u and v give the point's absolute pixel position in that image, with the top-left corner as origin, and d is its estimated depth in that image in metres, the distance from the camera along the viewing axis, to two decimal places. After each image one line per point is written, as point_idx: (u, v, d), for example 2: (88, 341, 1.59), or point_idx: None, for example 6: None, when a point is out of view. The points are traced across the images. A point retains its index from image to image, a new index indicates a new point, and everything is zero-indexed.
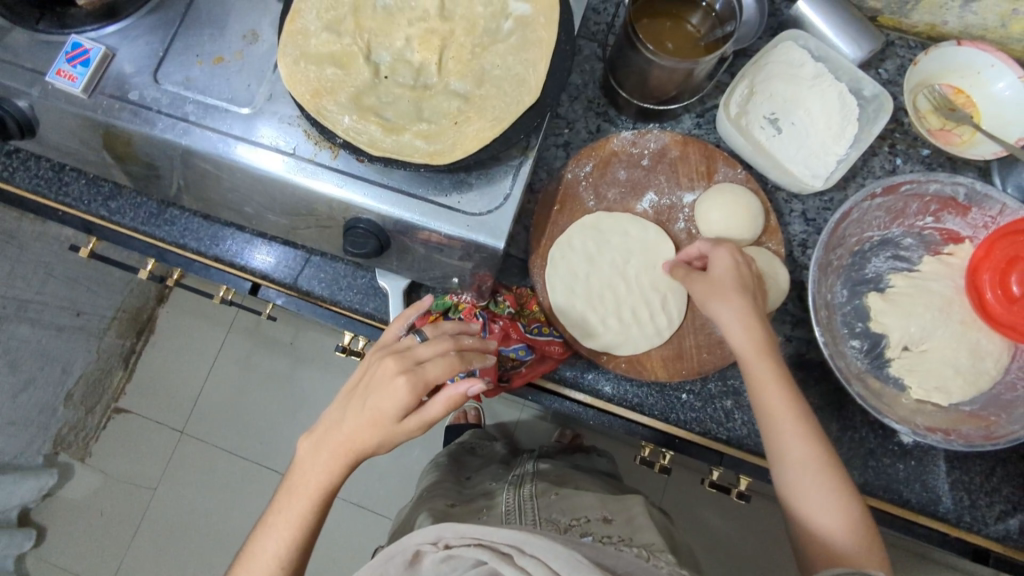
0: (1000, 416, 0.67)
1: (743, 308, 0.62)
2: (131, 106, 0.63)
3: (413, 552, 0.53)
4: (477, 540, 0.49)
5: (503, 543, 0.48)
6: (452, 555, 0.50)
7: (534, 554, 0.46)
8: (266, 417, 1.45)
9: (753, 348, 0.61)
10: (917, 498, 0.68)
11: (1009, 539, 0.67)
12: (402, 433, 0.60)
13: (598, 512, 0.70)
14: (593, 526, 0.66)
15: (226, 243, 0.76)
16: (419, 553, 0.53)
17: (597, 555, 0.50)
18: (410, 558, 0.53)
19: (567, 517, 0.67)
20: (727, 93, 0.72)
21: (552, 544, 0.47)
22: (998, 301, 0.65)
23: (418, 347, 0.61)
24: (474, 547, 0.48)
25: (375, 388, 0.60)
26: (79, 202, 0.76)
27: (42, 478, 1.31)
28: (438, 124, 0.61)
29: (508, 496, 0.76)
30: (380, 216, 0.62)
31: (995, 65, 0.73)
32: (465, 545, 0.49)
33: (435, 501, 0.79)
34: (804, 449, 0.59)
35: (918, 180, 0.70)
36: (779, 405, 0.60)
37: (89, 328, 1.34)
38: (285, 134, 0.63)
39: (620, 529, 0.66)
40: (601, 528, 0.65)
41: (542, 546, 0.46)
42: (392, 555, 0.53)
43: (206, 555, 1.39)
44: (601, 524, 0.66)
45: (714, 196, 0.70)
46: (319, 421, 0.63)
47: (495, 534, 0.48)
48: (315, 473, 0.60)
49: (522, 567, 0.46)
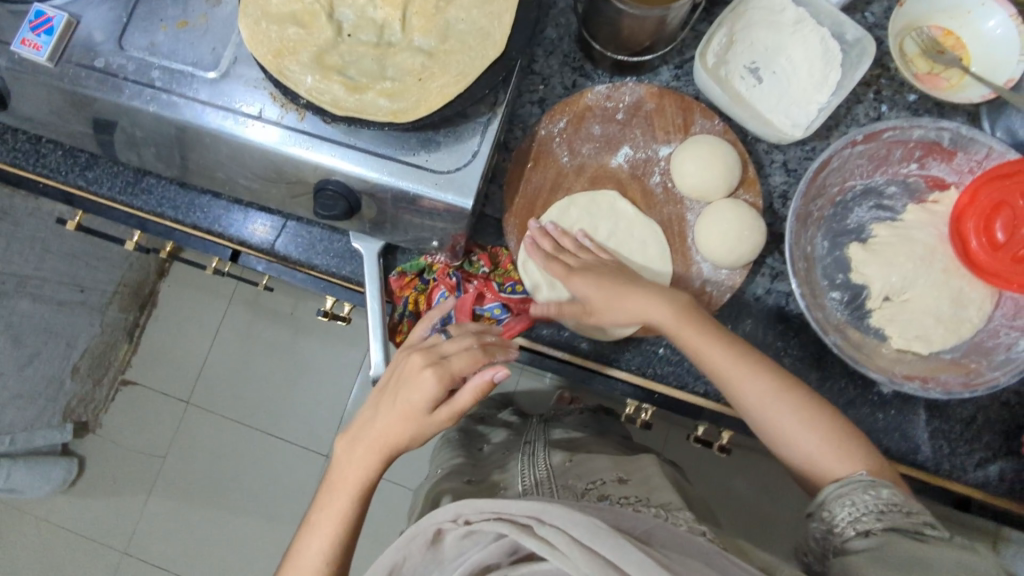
0: (981, 363, 0.66)
1: (643, 300, 0.63)
2: (98, 74, 0.63)
3: (433, 532, 0.51)
4: (495, 513, 0.47)
5: (520, 514, 0.46)
6: (473, 530, 0.49)
7: (554, 524, 0.44)
8: (270, 385, 1.48)
9: (673, 320, 0.62)
10: (897, 448, 0.67)
11: (988, 485, 0.66)
12: (433, 426, 0.61)
13: (612, 473, 0.71)
14: (608, 487, 0.68)
15: (203, 210, 0.76)
16: (439, 531, 0.52)
17: (618, 520, 0.50)
18: (431, 537, 0.52)
19: (583, 482, 0.68)
20: (706, 42, 0.70)
21: (571, 512, 0.45)
22: (982, 249, 0.64)
23: (444, 342, 0.63)
24: (493, 521, 0.46)
25: (403, 384, 0.61)
26: (57, 173, 0.76)
27: (51, 436, 1.38)
28: (401, 82, 0.60)
29: (521, 467, 0.75)
30: (350, 177, 0.62)
31: (985, 5, 0.70)
32: (484, 519, 0.48)
33: (452, 479, 0.78)
34: (764, 388, 0.60)
35: (901, 126, 0.68)
36: (723, 359, 0.61)
37: (90, 303, 1.37)
38: (252, 97, 0.63)
39: (635, 488, 0.68)
40: (619, 489, 0.67)
41: (563, 516, 0.44)
42: (414, 535, 0.52)
43: (219, 521, 1.44)
44: (617, 485, 0.68)
45: (690, 146, 0.68)
46: (354, 419, 0.64)
47: (513, 505, 0.46)
48: (352, 469, 0.62)
49: (542, 537, 0.44)
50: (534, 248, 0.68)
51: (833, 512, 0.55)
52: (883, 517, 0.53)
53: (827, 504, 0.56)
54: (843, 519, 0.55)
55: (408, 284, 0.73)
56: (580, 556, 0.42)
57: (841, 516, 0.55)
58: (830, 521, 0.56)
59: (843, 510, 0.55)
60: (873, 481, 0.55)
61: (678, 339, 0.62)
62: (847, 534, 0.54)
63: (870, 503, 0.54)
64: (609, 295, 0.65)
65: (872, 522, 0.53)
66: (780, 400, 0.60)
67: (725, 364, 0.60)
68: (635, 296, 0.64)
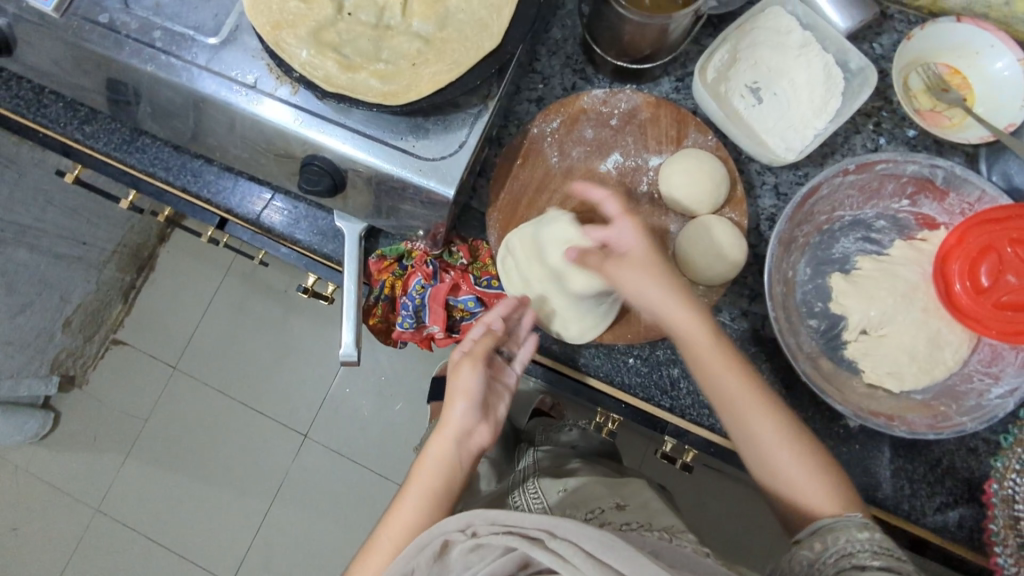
0: (950, 406, 0.65)
1: (665, 288, 0.62)
2: (101, 29, 0.64)
3: (441, 544, 0.52)
4: (507, 527, 0.49)
5: (532, 528, 0.47)
6: (480, 544, 0.49)
7: (565, 538, 0.45)
8: (256, 358, 1.48)
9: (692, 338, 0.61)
10: (857, 483, 0.67)
11: (946, 531, 0.65)
12: (458, 374, 0.66)
13: (611, 499, 0.70)
14: (609, 514, 0.67)
15: (194, 174, 0.77)
16: (447, 544, 0.52)
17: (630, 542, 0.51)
18: (438, 549, 0.52)
19: (582, 511, 0.68)
20: (706, 57, 0.70)
21: (584, 526, 0.46)
22: (966, 292, 0.63)
23: None
24: (503, 534, 0.48)
25: None
26: (56, 124, 0.77)
27: (37, 387, 1.39)
28: (395, 65, 0.60)
29: (514, 497, 0.74)
30: (336, 154, 0.63)
31: (994, 46, 0.69)
32: (494, 532, 0.49)
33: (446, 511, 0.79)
34: (769, 425, 0.60)
35: (895, 160, 0.68)
36: (733, 387, 0.60)
37: (89, 259, 1.38)
38: (249, 66, 0.63)
39: (636, 514, 0.67)
40: (617, 517, 0.66)
41: (575, 530, 0.45)
42: (423, 546, 0.52)
43: (193, 489, 1.45)
44: (617, 512, 0.67)
45: (679, 160, 0.67)
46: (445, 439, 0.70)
47: (526, 519, 0.48)
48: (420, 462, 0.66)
49: (554, 551, 0.45)
50: (588, 185, 0.64)
51: (827, 543, 0.55)
52: (880, 556, 0.53)
53: (818, 535, 0.56)
54: (836, 552, 0.55)
55: (386, 268, 0.72)
56: (592, 569, 0.43)
57: (835, 549, 0.55)
58: (821, 552, 0.55)
59: (836, 545, 0.55)
60: (867, 523, 0.56)
61: (694, 359, 0.61)
62: (840, 565, 0.54)
63: (865, 543, 0.54)
64: (650, 259, 0.63)
65: (868, 558, 0.53)
66: (783, 446, 0.60)
67: (733, 390, 0.60)
68: (660, 284, 0.62)
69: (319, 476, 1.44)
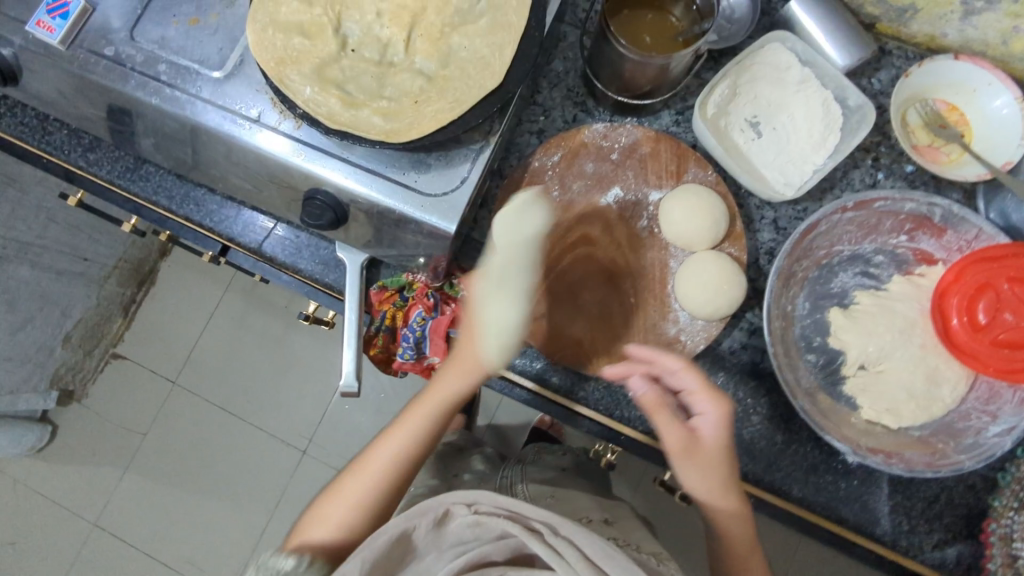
0: (948, 444, 0.66)
1: (730, 472, 0.62)
2: (107, 61, 0.64)
3: (441, 512, 0.54)
4: (510, 512, 0.52)
5: (534, 519, 0.50)
6: (479, 521, 0.53)
7: (565, 537, 0.48)
8: (255, 374, 1.48)
9: (731, 523, 0.63)
10: (855, 519, 0.67)
11: (944, 567, 0.66)
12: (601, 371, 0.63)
13: (599, 514, 0.71)
14: (594, 525, 0.67)
15: (198, 204, 0.78)
16: (447, 513, 0.54)
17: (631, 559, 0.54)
18: (438, 516, 0.54)
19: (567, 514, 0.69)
20: (706, 92, 0.70)
21: (587, 531, 0.48)
22: (963, 328, 0.63)
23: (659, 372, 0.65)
24: (507, 518, 0.51)
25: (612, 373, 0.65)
26: (60, 151, 0.78)
27: (36, 401, 1.39)
28: (398, 103, 0.61)
29: None
30: (339, 189, 0.63)
31: (992, 84, 0.70)
32: (497, 514, 0.52)
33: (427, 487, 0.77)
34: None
35: (894, 197, 0.69)
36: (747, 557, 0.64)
37: (89, 274, 1.39)
38: (253, 101, 0.64)
39: (618, 531, 0.68)
40: (607, 530, 0.67)
41: (576, 531, 0.48)
42: (421, 512, 0.53)
43: (190, 504, 1.45)
44: (602, 524, 0.68)
45: (678, 196, 0.68)
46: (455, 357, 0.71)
47: (529, 510, 0.51)
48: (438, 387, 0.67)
49: (551, 545, 0.48)
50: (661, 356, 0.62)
51: None
52: None
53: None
54: None
55: (387, 298, 0.73)
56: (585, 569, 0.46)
57: None
58: None
59: None
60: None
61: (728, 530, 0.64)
62: None
63: None
64: (725, 442, 0.62)
65: None
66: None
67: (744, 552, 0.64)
68: (723, 468, 0.62)
69: (314, 495, 1.42)
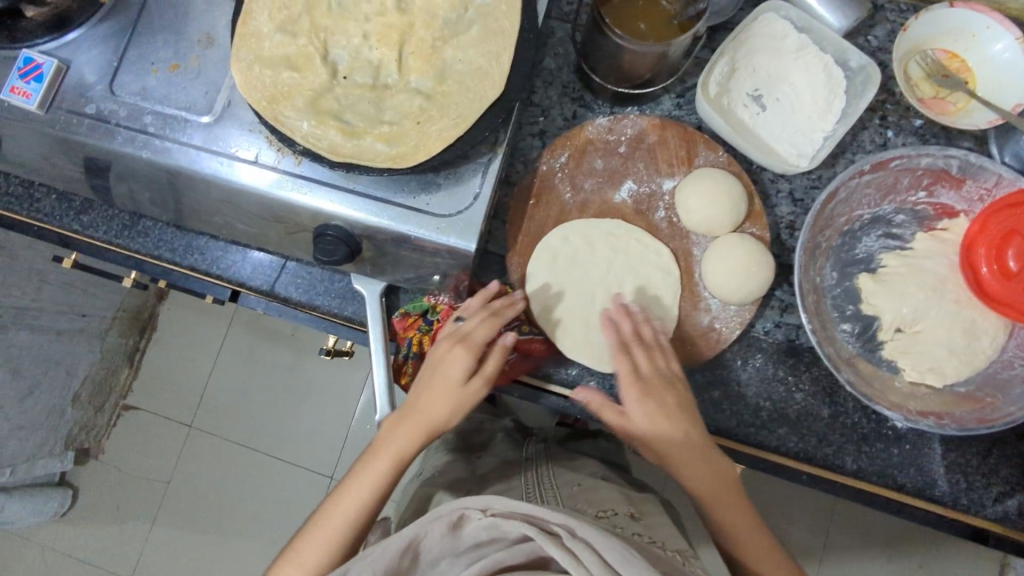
0: (996, 397, 0.65)
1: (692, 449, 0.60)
2: (90, 120, 0.62)
3: (456, 516, 0.50)
4: (525, 515, 0.47)
5: (553, 523, 0.46)
6: (495, 524, 0.48)
7: (585, 540, 0.44)
8: (272, 407, 1.46)
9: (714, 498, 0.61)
10: (912, 483, 0.66)
11: (1008, 520, 0.65)
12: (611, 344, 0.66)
13: (625, 508, 0.69)
14: (620, 518, 0.65)
15: (203, 252, 0.76)
16: (461, 517, 0.50)
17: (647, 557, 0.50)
18: (453, 522, 0.50)
19: (595, 508, 0.67)
20: (706, 71, 0.69)
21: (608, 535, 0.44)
22: (993, 275, 0.62)
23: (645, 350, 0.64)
24: (524, 522, 0.46)
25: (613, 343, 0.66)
26: (51, 217, 0.75)
27: (53, 465, 1.37)
28: (399, 126, 0.59)
29: (525, 479, 0.73)
30: (349, 221, 0.61)
31: (991, 27, 0.69)
32: (513, 517, 0.48)
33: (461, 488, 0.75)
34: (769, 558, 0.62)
35: (909, 155, 0.68)
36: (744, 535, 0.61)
37: (90, 330, 1.36)
38: (249, 142, 0.62)
39: (643, 526, 0.66)
40: (631, 525, 0.64)
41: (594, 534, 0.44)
42: (432, 520, 0.49)
43: (222, 546, 1.43)
44: (628, 517, 0.66)
45: (694, 181, 0.67)
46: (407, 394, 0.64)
47: (547, 513, 0.46)
48: (397, 438, 0.60)
49: (568, 548, 0.44)
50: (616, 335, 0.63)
51: None
52: None
53: None
54: None
55: (412, 325, 0.71)
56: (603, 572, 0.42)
57: None
58: None
59: None
60: None
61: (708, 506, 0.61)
62: None
63: None
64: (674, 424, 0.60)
65: None
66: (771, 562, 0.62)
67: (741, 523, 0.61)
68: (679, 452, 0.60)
69: None
